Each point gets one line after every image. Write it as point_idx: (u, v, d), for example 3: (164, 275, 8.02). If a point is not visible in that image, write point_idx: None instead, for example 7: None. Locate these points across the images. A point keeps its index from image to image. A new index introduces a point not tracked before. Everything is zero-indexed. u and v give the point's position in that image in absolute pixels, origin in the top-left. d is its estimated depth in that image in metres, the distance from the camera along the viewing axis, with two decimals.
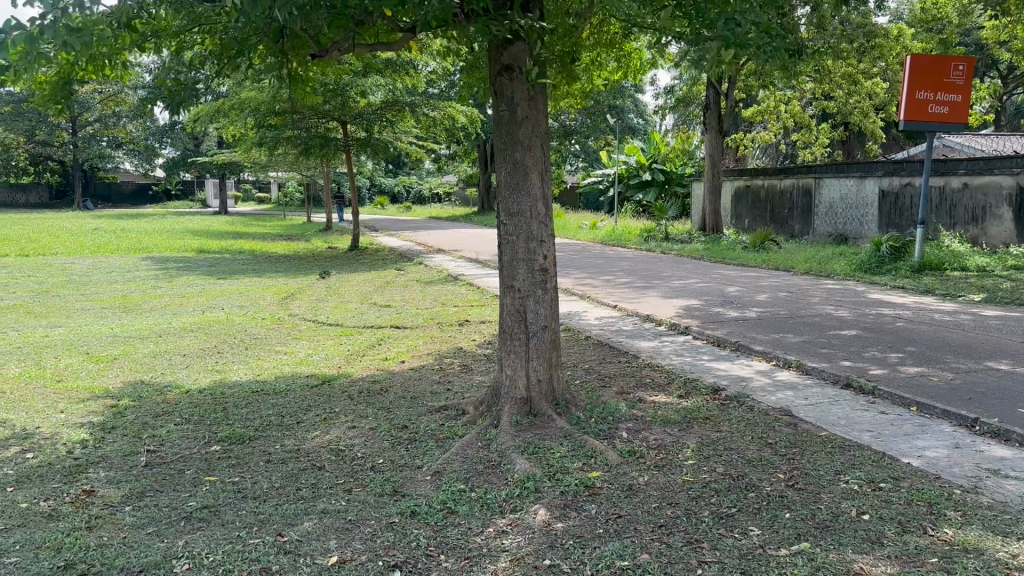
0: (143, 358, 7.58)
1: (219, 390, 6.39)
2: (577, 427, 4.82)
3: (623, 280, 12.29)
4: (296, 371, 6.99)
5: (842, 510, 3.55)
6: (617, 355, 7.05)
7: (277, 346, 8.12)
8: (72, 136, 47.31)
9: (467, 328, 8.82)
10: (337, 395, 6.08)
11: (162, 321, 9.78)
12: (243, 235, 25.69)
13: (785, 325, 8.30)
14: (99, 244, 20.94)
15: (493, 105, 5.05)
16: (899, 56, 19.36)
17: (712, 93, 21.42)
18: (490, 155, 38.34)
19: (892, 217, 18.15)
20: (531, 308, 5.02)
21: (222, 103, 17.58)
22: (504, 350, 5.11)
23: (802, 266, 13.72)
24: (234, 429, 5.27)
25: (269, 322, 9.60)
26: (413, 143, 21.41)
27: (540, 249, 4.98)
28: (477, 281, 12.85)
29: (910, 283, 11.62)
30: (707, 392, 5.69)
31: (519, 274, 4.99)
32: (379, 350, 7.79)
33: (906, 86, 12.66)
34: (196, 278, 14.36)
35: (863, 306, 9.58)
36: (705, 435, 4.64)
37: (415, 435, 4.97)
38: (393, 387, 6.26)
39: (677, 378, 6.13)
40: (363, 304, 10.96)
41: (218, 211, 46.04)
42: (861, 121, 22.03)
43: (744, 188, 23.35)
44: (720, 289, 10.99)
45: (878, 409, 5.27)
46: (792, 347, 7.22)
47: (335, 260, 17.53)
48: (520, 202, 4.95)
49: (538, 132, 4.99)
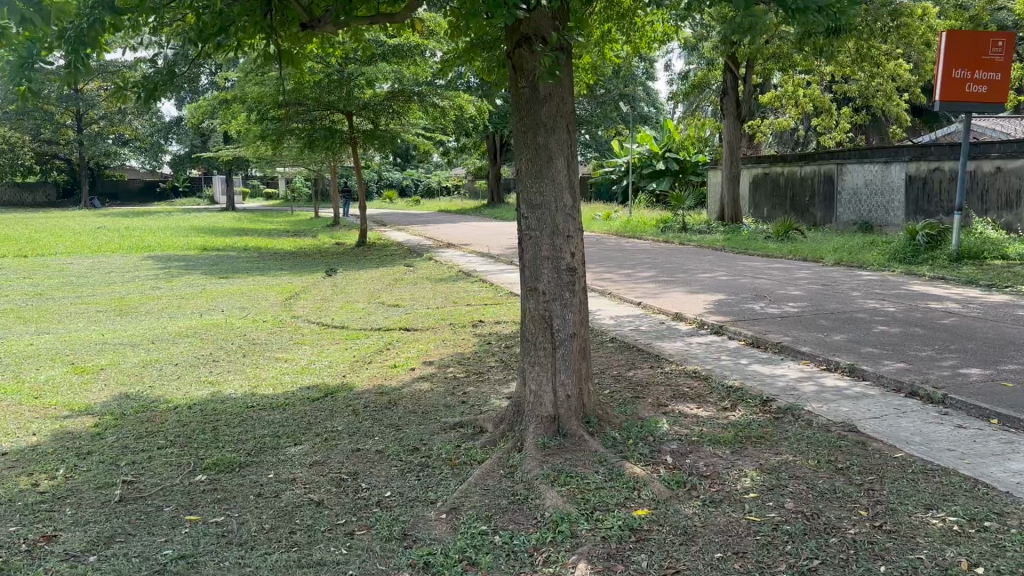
0: (131, 368, 7.00)
1: (210, 405, 5.78)
2: (612, 449, 4.18)
3: (645, 274, 11.63)
4: (296, 381, 6.39)
5: (949, 561, 2.94)
6: (646, 358, 6.40)
7: (277, 352, 7.52)
8: (78, 134, 46.80)
9: (480, 330, 8.19)
10: (341, 411, 5.47)
11: (158, 326, 9.21)
12: (250, 232, 25.06)
13: (829, 322, 7.67)
14: (101, 243, 20.43)
15: (512, 82, 4.41)
16: (925, 36, 18.61)
17: (730, 77, 20.76)
18: (499, 145, 37.60)
19: (920, 204, 17.41)
20: (557, 313, 4.39)
21: (224, 96, 16.92)
22: (527, 361, 4.49)
23: (831, 257, 13.04)
24: (224, 455, 4.67)
25: (270, 325, 9.02)
26: (421, 135, 20.77)
27: (567, 246, 4.36)
28: (490, 278, 12.21)
29: (951, 274, 10.92)
30: (755, 404, 5.04)
31: (544, 275, 4.37)
32: (388, 357, 7.17)
33: (943, 66, 11.94)
34: (197, 278, 13.77)
35: (908, 299, 8.90)
36: (765, 462, 4.02)
37: (427, 460, 4.34)
38: (401, 401, 5.64)
39: (718, 384, 5.51)
40: (371, 304, 10.36)
41: (226, 207, 45.50)
42: (885, 104, 21.27)
43: (763, 175, 22.64)
44: (749, 283, 10.32)
45: (954, 424, 4.65)
46: (841, 346, 6.59)
47: (342, 257, 16.93)
48: (544, 192, 4.32)
49: (563, 112, 4.35)
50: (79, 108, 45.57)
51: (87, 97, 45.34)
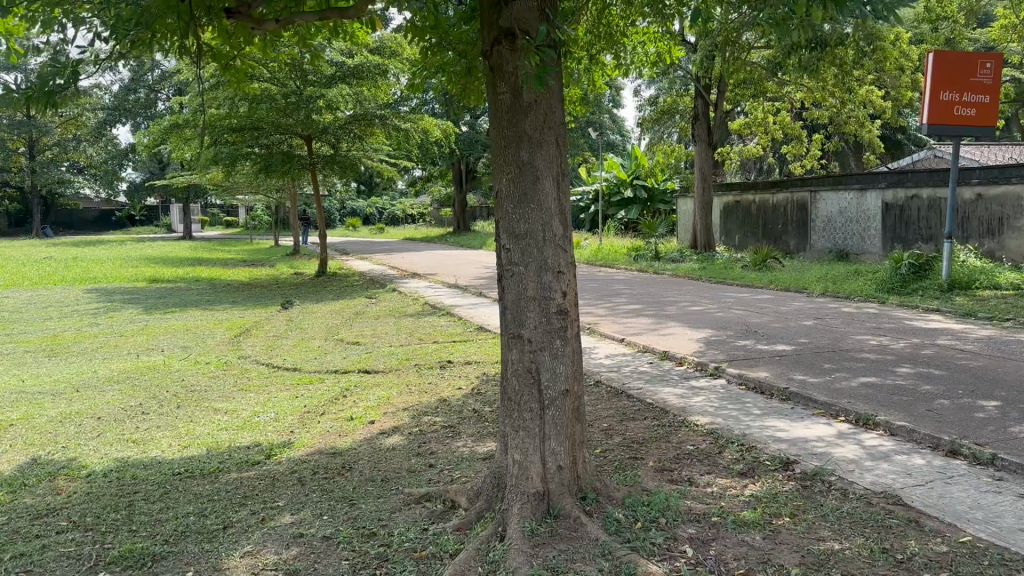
0: (45, 424, 6.04)
1: (130, 473, 4.88)
2: (615, 537, 3.37)
3: (627, 307, 10.89)
4: (234, 440, 5.49)
5: None
6: (639, 408, 5.64)
7: (217, 402, 6.61)
8: (29, 161, 45.29)
9: (450, 372, 7.36)
10: (284, 479, 4.59)
11: (86, 369, 8.24)
12: (206, 262, 24.02)
13: (832, 359, 6.96)
14: (42, 274, 19.24)
15: (489, 86, 3.65)
16: (897, 61, 18.29)
17: (701, 102, 20.24)
18: (465, 173, 36.87)
19: (898, 231, 16.92)
20: (546, 365, 3.60)
21: (174, 120, 15.93)
22: (510, 425, 3.69)
23: (816, 287, 12.43)
24: (135, 544, 3.77)
25: (214, 367, 8.09)
26: (385, 161, 19.96)
27: (558, 284, 3.59)
28: (458, 311, 11.39)
29: (947, 306, 10.33)
30: (776, 469, 4.30)
31: (529, 319, 3.59)
32: (345, 407, 6.26)
33: (930, 88, 11.49)
34: (139, 313, 12.75)
35: (909, 334, 8.23)
36: (807, 552, 3.24)
37: (388, 550, 3.50)
38: (357, 464, 4.79)
39: (727, 441, 4.74)
40: (328, 342, 9.46)
41: (184, 237, 44.18)
42: (859, 130, 20.94)
43: (734, 203, 22.17)
44: (737, 316, 9.63)
45: (1015, 492, 3.93)
46: (853, 389, 5.87)
47: (300, 288, 16.02)
48: (529, 219, 3.56)
49: (552, 123, 3.59)
50: (31, 134, 44.10)
51: (40, 124, 43.92)
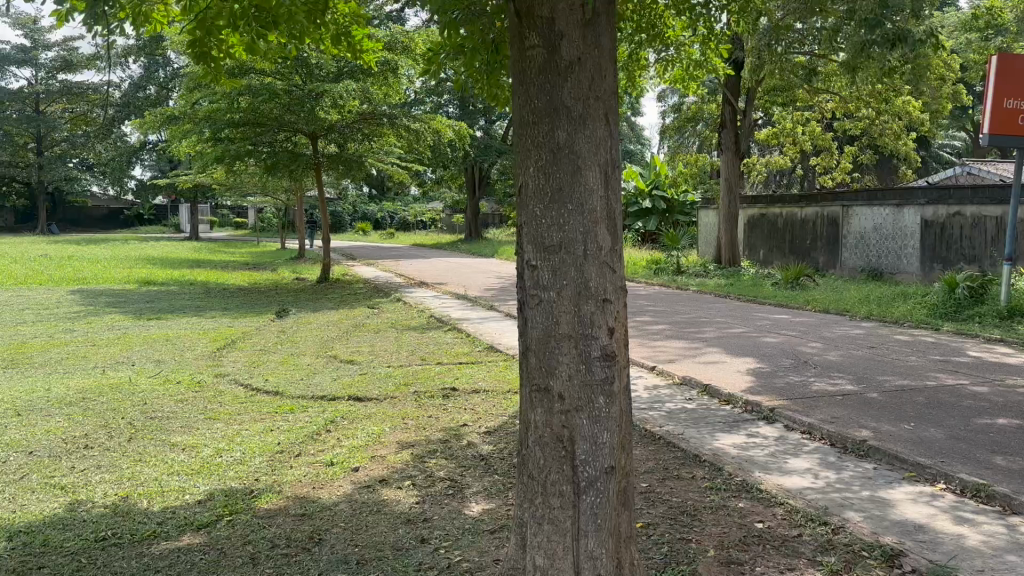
0: None
1: (42, 537, 3.82)
2: None
3: (654, 327, 9.84)
4: (179, 492, 4.40)
5: None
6: (683, 461, 4.59)
7: (180, 435, 5.57)
8: (38, 157, 44.64)
9: (454, 402, 6.30)
10: (233, 555, 3.56)
11: (40, 387, 7.22)
12: (206, 263, 23.08)
13: (904, 402, 5.89)
14: (31, 274, 18.27)
15: (515, 39, 2.61)
16: (940, 71, 17.07)
17: (729, 109, 18.75)
18: (478, 179, 35.77)
19: (938, 251, 15.75)
20: (584, 433, 2.58)
21: (168, 113, 14.93)
22: (535, 513, 2.68)
23: (860, 310, 11.35)
24: None
25: (184, 389, 7.03)
26: (396, 164, 18.93)
27: (602, 317, 2.54)
28: (466, 327, 10.32)
29: (1013, 336, 9.21)
30: (880, 564, 3.23)
31: (563, 366, 2.55)
32: (326, 447, 5.20)
33: (992, 94, 10.39)
34: (118, 319, 11.71)
35: (985, 370, 7.11)
36: None
37: None
38: (329, 535, 3.75)
39: (806, 519, 3.68)
40: (319, 360, 8.41)
41: (191, 238, 43.24)
42: (894, 144, 19.79)
43: (759, 216, 21.08)
44: (782, 343, 8.56)
45: None
46: (942, 446, 4.79)
47: (299, 294, 15.03)
48: (565, 228, 2.52)
49: (601, 90, 2.55)
50: (40, 130, 43.42)
51: (50, 119, 43.16)
